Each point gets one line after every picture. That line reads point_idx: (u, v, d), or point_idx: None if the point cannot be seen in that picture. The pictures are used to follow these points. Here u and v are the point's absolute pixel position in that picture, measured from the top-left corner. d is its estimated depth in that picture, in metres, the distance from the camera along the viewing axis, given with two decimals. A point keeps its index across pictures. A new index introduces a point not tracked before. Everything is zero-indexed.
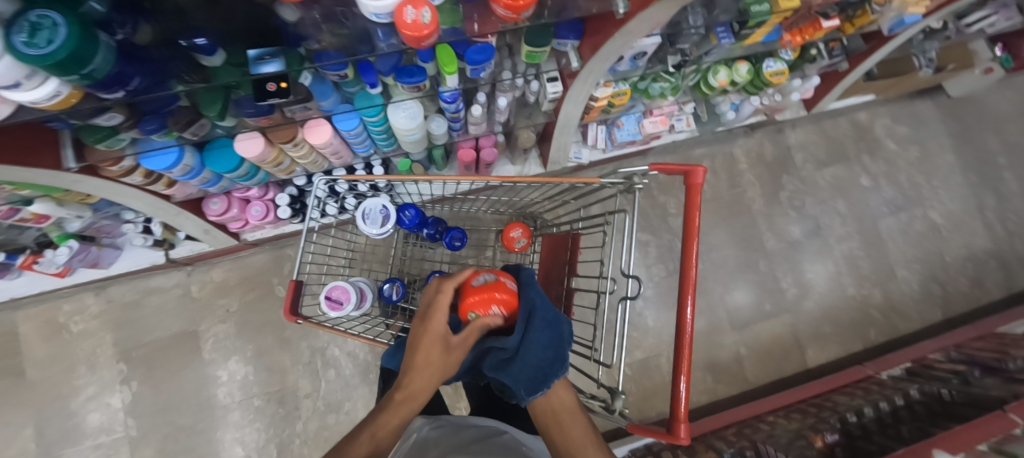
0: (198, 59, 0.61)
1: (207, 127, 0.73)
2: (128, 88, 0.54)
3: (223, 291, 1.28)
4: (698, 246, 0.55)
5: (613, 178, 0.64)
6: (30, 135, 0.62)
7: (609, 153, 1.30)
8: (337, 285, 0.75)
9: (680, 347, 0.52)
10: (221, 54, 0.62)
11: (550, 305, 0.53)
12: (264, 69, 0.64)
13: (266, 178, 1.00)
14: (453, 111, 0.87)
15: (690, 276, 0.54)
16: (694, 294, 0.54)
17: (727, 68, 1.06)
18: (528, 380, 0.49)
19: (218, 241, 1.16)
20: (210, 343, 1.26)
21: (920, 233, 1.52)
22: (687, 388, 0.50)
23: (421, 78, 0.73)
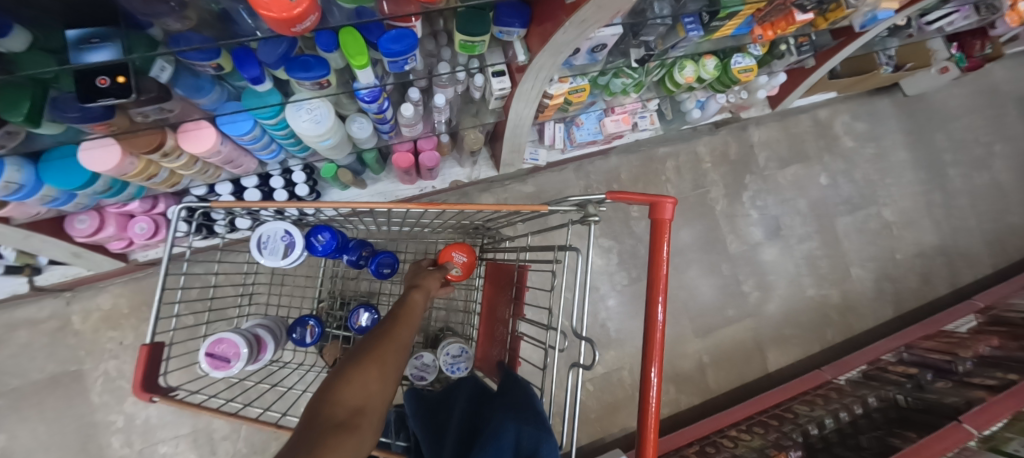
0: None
1: (21, 136, 0.54)
2: None
3: (115, 322, 1.08)
4: (668, 246, 0.44)
5: (564, 206, 0.52)
6: None
7: (568, 154, 1.18)
8: (222, 337, 0.58)
9: (651, 351, 0.43)
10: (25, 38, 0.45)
11: None
12: (93, 57, 0.46)
13: (142, 192, 0.80)
14: (377, 111, 0.71)
15: (658, 287, 0.44)
16: (664, 297, 0.44)
17: (693, 63, 0.95)
18: None
19: (98, 264, 0.95)
20: (100, 384, 1.06)
21: (873, 231, 1.53)
22: (652, 434, 0.42)
23: (321, 72, 0.56)
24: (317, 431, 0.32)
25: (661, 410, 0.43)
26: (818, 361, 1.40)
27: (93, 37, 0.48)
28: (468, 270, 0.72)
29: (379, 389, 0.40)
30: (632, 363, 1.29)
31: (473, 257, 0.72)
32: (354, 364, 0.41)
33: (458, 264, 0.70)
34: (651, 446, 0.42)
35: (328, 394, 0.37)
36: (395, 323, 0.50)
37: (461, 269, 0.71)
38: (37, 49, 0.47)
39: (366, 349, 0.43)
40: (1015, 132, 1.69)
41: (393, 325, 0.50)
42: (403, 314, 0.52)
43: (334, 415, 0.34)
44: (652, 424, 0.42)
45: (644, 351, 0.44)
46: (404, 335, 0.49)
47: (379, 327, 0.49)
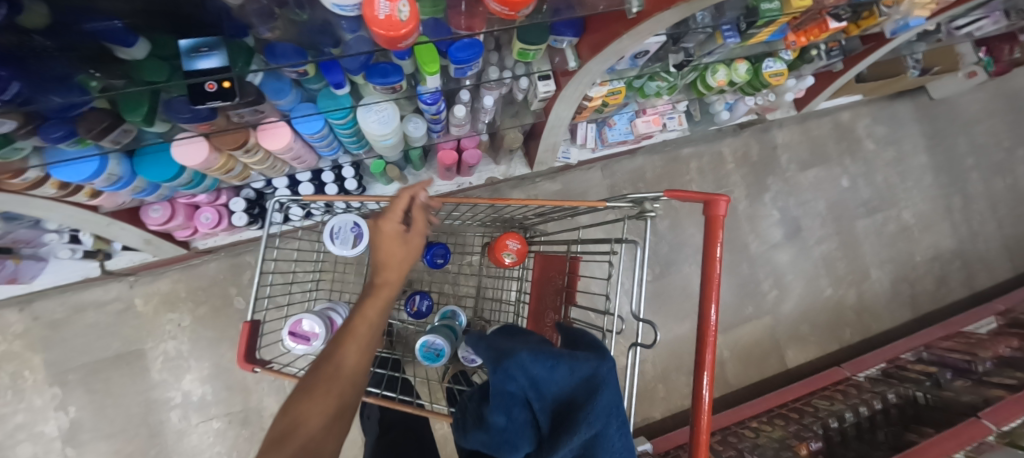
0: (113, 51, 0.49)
1: (132, 134, 0.61)
2: (5, 96, 0.43)
3: (172, 305, 1.16)
4: (723, 249, 0.49)
5: (620, 203, 0.57)
6: None
7: (598, 153, 1.22)
8: (302, 317, 0.65)
9: (704, 343, 0.49)
10: (143, 46, 0.50)
11: (619, 413, 0.39)
12: (202, 65, 0.52)
13: (215, 184, 0.87)
14: (434, 112, 0.77)
15: (713, 284, 0.49)
16: (717, 298, 0.49)
17: (726, 67, 0.99)
18: None
19: (163, 251, 1.02)
20: (160, 362, 1.14)
21: (893, 234, 1.55)
22: (708, 412, 0.47)
23: (397, 78, 0.62)
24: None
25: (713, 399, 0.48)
26: (836, 359, 1.43)
27: (202, 44, 0.51)
28: (521, 258, 0.79)
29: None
30: (655, 356, 1.34)
31: (525, 246, 0.78)
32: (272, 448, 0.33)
33: (510, 252, 0.77)
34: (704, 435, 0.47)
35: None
36: (333, 356, 0.40)
37: (515, 257, 0.78)
38: (154, 58, 0.52)
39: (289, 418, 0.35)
40: None
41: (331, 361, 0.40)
42: (347, 342, 0.41)
43: None
44: (705, 412, 0.48)
45: (698, 344, 0.49)
46: (344, 367, 0.40)
47: (314, 367, 0.40)
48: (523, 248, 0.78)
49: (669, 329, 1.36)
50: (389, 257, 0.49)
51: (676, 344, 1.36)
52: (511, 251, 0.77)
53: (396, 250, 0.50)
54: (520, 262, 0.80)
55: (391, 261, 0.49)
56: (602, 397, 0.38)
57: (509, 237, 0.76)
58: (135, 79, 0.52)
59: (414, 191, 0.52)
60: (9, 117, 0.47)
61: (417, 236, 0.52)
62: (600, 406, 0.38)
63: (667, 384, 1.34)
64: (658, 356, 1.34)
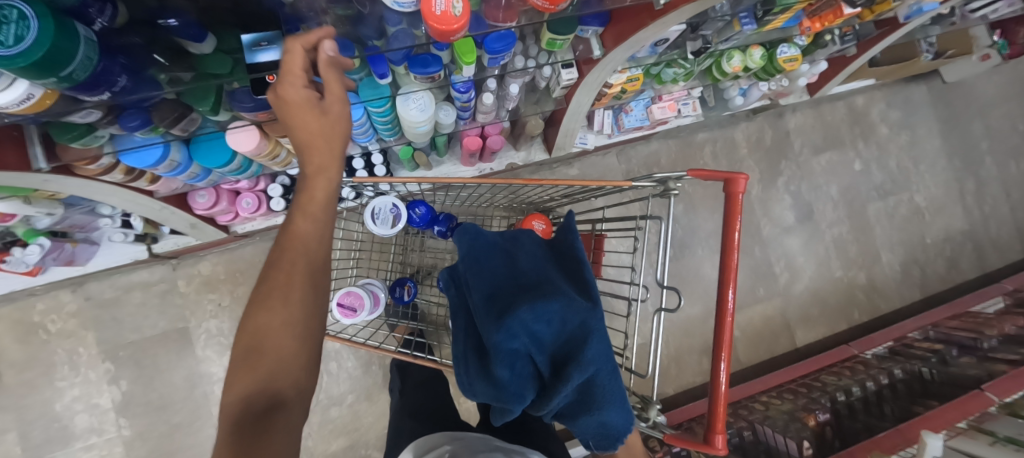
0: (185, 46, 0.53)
1: (196, 123, 0.66)
2: (114, 88, 0.49)
3: (212, 286, 1.23)
4: (740, 235, 0.54)
5: (645, 182, 0.62)
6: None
7: (614, 139, 1.26)
8: (349, 291, 0.72)
9: (722, 327, 0.53)
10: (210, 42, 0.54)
11: (609, 359, 0.48)
12: (262, 58, 0.54)
13: (258, 171, 0.93)
14: (465, 100, 0.82)
15: (731, 262, 0.53)
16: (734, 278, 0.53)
17: (741, 53, 1.02)
18: (597, 436, 0.50)
19: (206, 235, 1.09)
20: (203, 340, 1.22)
21: (905, 218, 1.58)
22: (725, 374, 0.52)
23: (437, 68, 0.67)
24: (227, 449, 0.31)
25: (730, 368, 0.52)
26: (844, 339, 1.48)
27: (262, 38, 0.53)
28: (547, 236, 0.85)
29: (283, 356, 0.37)
30: (668, 336, 1.39)
31: (548, 224, 0.83)
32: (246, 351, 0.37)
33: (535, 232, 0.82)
34: (721, 404, 0.51)
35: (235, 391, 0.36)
36: (280, 266, 0.41)
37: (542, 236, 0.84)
38: (218, 52, 0.56)
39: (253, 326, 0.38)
40: None
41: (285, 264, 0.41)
42: (288, 247, 0.42)
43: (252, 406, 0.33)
44: (723, 379, 0.52)
45: (716, 329, 0.53)
46: (295, 271, 0.41)
47: (270, 276, 0.41)
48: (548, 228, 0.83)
49: (682, 309, 1.41)
50: (312, 131, 0.46)
51: (689, 324, 1.41)
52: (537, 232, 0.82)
53: (309, 117, 0.46)
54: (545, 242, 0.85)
55: (311, 134, 0.46)
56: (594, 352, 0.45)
57: (534, 218, 0.82)
58: (201, 71, 0.56)
59: (301, 39, 0.44)
60: (97, 108, 0.52)
61: (334, 101, 0.47)
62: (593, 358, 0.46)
63: (679, 362, 1.40)
64: (671, 335, 1.40)
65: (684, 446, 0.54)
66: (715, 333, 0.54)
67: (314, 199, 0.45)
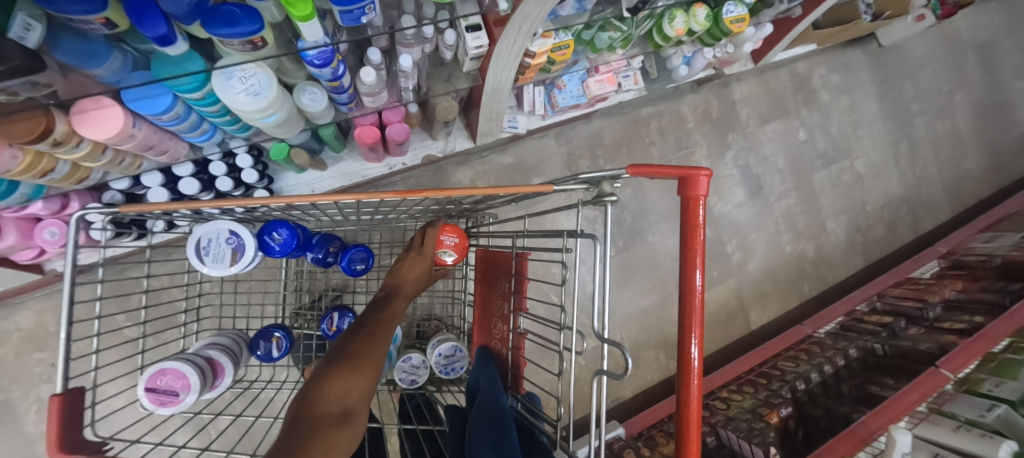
0: None
1: None
2: None
3: (40, 342, 0.93)
4: (707, 233, 0.38)
5: (572, 184, 0.44)
6: None
7: (549, 120, 1.08)
8: (162, 368, 0.47)
9: (690, 320, 0.38)
10: None
11: None
12: None
13: (40, 191, 0.65)
14: (331, 78, 0.59)
15: (698, 251, 0.37)
16: (704, 268, 0.37)
17: (684, 13, 0.87)
18: None
19: (3, 279, 0.79)
20: (35, 413, 0.93)
21: (847, 185, 1.56)
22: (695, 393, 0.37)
23: (256, 27, 0.44)
24: (303, 434, 0.31)
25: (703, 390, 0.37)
26: (797, 314, 1.44)
27: None
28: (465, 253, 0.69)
29: (369, 378, 0.40)
30: (623, 332, 1.28)
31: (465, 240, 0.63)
32: (345, 359, 0.40)
33: (453, 252, 0.62)
34: (694, 421, 0.37)
35: (310, 393, 0.36)
36: (385, 321, 0.48)
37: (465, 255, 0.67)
38: None
39: (349, 349, 0.41)
40: (975, 80, 1.73)
41: (381, 325, 0.48)
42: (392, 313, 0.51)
43: (326, 412, 0.34)
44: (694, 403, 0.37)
45: (681, 320, 0.38)
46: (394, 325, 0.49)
47: (364, 325, 0.46)
48: (464, 241, 0.63)
49: (637, 302, 1.31)
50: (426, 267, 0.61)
51: (644, 317, 1.31)
52: (453, 251, 0.62)
53: (416, 266, 0.59)
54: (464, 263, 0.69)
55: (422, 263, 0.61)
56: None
57: (445, 233, 0.60)
58: None
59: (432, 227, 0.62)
60: None
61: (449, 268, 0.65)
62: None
63: (637, 360, 1.29)
64: (627, 331, 1.29)
65: None
66: (680, 325, 0.39)
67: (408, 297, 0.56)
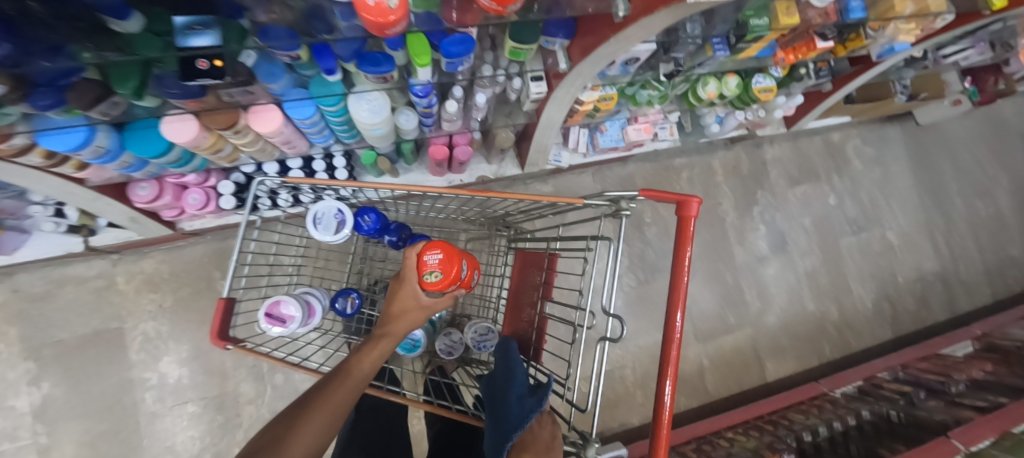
0: (106, 23, 0.47)
1: (122, 107, 0.62)
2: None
3: (154, 285, 1.15)
4: (690, 257, 0.50)
5: (598, 200, 0.58)
6: None
7: (589, 158, 1.24)
8: (279, 299, 0.65)
9: (672, 326, 0.49)
10: (138, 19, 0.48)
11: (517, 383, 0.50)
12: (194, 42, 0.51)
13: (204, 165, 0.88)
14: (425, 106, 0.79)
15: (683, 268, 0.49)
16: (687, 283, 0.49)
17: (716, 80, 1.01)
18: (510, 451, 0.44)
19: (149, 229, 1.02)
20: (138, 342, 1.13)
21: (877, 253, 1.57)
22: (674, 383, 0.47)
23: (389, 68, 0.64)
24: None
25: (677, 385, 0.47)
26: (815, 374, 1.44)
27: (196, 21, 0.51)
28: (470, 262, 0.65)
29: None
30: (635, 361, 1.35)
31: (453, 254, 0.57)
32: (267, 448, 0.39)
33: (440, 270, 0.56)
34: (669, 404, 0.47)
35: None
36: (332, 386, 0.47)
37: (467, 265, 0.62)
38: (148, 33, 0.51)
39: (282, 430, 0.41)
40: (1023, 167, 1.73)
41: (331, 388, 0.46)
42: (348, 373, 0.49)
43: None
44: (670, 391, 0.48)
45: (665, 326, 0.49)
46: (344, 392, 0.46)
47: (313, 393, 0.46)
48: (453, 254, 0.57)
49: (652, 335, 1.38)
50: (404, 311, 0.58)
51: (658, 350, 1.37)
52: (440, 269, 0.56)
53: (402, 297, 0.59)
54: (471, 275, 0.64)
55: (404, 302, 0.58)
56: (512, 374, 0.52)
57: (425, 250, 0.55)
58: (132, 55, 0.51)
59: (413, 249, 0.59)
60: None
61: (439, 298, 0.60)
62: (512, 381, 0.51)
63: (646, 390, 1.34)
64: (639, 361, 1.35)
65: None
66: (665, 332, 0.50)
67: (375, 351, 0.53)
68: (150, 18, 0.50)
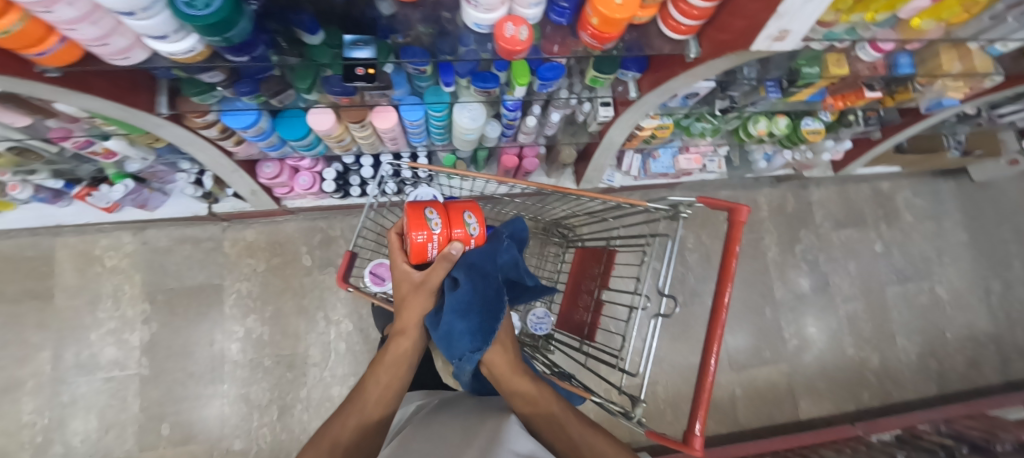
0: (300, 37, 0.66)
1: (292, 97, 0.81)
2: (252, 55, 0.60)
3: (252, 252, 1.35)
4: (739, 255, 0.58)
5: (660, 204, 0.69)
6: (130, 79, 0.71)
7: (640, 181, 1.35)
8: (381, 261, 0.79)
9: (719, 308, 0.57)
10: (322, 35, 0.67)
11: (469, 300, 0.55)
12: (356, 55, 0.68)
13: (323, 151, 1.07)
14: (511, 118, 0.94)
15: (731, 261, 0.58)
16: (734, 275, 0.58)
17: (767, 119, 1.11)
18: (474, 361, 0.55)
19: (261, 203, 1.22)
20: (232, 299, 1.32)
21: (924, 306, 1.55)
22: (718, 356, 0.54)
23: (494, 84, 0.79)
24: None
25: (720, 358, 0.55)
26: (851, 420, 1.42)
27: (359, 39, 0.69)
28: (447, 215, 0.61)
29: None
30: (666, 379, 1.39)
31: (415, 215, 0.57)
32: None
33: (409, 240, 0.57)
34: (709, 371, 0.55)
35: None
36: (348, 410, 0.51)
37: (439, 217, 0.59)
38: (325, 45, 0.69)
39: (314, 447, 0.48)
40: None
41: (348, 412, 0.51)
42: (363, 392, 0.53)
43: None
44: (712, 362, 0.56)
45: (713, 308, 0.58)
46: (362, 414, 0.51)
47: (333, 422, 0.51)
48: (415, 215, 0.57)
49: (685, 356, 1.42)
50: (411, 305, 0.59)
51: (689, 372, 1.41)
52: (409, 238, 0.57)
53: (397, 275, 0.60)
54: (452, 229, 0.60)
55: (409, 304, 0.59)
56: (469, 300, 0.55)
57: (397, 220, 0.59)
58: (308, 59, 0.69)
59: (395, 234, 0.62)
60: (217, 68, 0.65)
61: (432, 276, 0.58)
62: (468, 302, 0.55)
63: (676, 410, 1.37)
64: (670, 380, 1.40)
65: (665, 444, 0.56)
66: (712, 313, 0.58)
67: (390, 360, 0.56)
68: (328, 35, 0.69)
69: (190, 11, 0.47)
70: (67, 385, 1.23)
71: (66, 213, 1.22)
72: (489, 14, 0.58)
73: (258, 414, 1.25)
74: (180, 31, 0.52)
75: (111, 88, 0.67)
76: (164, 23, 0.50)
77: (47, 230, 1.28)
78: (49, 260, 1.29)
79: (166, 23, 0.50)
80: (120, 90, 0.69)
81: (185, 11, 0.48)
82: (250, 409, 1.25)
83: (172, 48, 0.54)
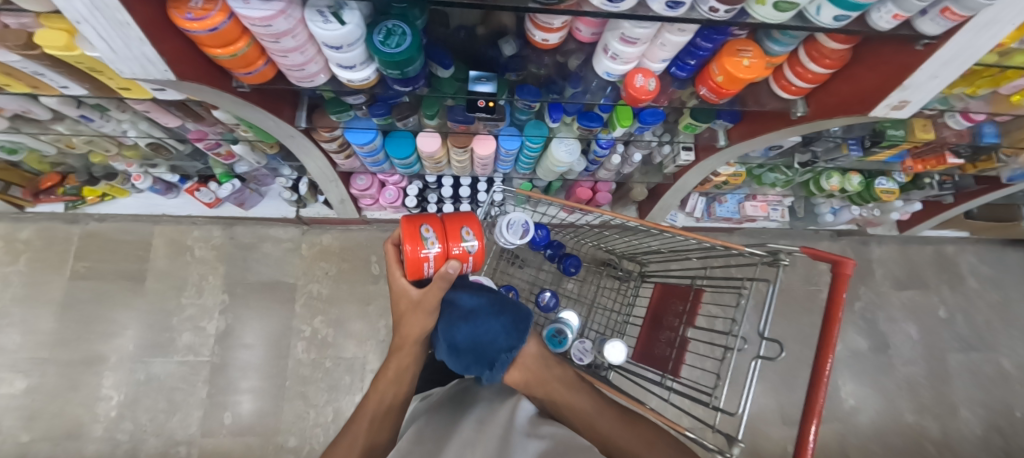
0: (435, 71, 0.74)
1: (414, 121, 0.90)
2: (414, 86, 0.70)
3: (326, 256, 1.43)
4: (845, 309, 0.57)
5: (757, 250, 0.71)
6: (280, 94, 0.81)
7: (702, 223, 1.38)
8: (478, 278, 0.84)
9: (826, 354, 0.55)
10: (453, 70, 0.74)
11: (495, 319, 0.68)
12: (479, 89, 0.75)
13: (416, 170, 1.15)
14: (599, 154, 1.01)
15: (838, 310, 0.56)
16: (841, 324, 0.56)
17: (840, 175, 1.14)
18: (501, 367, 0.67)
19: (345, 211, 1.31)
20: (303, 298, 1.39)
21: (990, 379, 1.47)
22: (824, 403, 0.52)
23: (598, 124, 0.86)
24: None
25: (827, 406, 0.52)
26: None
27: (482, 75, 0.74)
28: (444, 230, 0.62)
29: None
30: None
31: (409, 233, 0.60)
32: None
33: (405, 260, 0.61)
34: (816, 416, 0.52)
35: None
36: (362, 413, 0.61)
37: (436, 235, 0.61)
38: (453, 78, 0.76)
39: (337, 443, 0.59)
40: None
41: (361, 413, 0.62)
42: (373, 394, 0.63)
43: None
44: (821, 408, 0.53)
45: (819, 353, 0.56)
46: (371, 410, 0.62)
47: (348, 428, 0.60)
48: (411, 233, 0.60)
49: (734, 404, 1.39)
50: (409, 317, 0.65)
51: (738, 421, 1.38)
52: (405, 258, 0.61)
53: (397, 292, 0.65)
54: (449, 244, 0.61)
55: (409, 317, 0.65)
56: (489, 318, 0.68)
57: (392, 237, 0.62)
58: (437, 90, 0.77)
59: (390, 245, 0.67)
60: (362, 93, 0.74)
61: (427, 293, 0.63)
62: (490, 321, 0.68)
63: None
64: None
65: None
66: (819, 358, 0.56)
67: (391, 367, 0.65)
68: (456, 70, 0.76)
69: (384, 50, 0.56)
70: (144, 364, 1.31)
71: (173, 204, 1.35)
72: (621, 66, 0.65)
73: (313, 413, 1.29)
74: (365, 63, 0.62)
75: (266, 101, 0.77)
76: (357, 57, 0.59)
77: (149, 217, 1.41)
78: (146, 246, 1.41)
79: (358, 57, 0.59)
80: (271, 103, 0.78)
81: (380, 50, 0.57)
82: (307, 407, 1.29)
83: (356, 76, 0.63)
